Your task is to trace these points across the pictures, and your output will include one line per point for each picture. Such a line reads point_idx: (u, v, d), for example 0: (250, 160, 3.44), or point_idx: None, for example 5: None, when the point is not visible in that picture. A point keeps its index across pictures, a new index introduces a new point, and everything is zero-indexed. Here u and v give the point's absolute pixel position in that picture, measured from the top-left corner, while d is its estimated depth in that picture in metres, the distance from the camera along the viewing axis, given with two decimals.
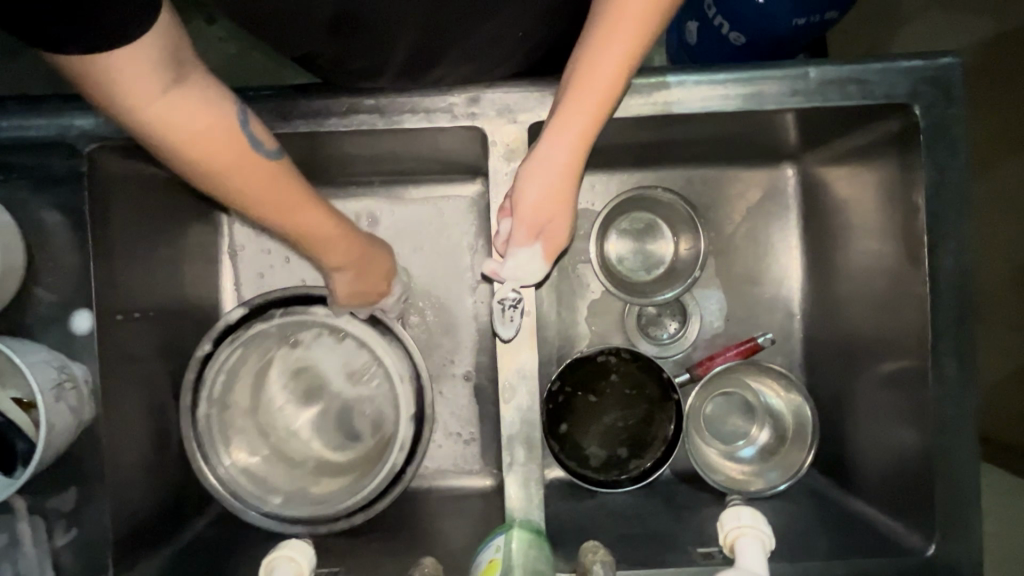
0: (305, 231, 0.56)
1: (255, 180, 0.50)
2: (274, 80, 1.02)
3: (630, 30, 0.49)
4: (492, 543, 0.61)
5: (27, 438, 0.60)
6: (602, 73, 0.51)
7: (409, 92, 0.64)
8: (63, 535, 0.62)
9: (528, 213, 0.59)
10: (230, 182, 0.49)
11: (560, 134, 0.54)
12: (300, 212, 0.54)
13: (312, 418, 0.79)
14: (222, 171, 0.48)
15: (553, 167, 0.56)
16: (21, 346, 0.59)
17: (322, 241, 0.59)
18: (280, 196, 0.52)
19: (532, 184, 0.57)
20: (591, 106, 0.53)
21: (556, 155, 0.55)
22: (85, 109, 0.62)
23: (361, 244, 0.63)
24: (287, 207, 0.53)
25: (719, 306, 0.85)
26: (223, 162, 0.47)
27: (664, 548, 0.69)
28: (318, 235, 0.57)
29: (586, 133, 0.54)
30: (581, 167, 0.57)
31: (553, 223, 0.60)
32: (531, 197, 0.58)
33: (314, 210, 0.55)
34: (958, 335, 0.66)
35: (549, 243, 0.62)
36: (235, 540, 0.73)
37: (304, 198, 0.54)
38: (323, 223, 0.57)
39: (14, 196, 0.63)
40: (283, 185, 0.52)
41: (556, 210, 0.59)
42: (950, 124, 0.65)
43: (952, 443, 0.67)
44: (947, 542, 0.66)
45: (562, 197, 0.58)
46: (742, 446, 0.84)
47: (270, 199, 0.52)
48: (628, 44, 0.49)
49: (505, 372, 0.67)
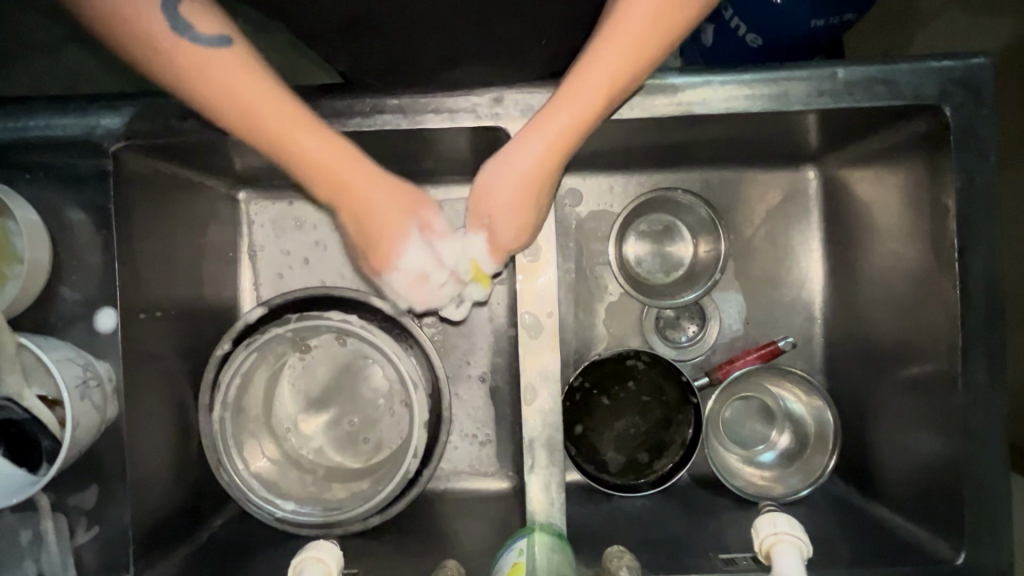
0: (273, 134, 0.52)
1: (220, 72, 0.49)
2: (287, 80, 1.02)
3: (623, 53, 0.52)
4: (514, 546, 0.61)
5: (52, 436, 0.60)
6: (590, 90, 0.53)
7: (431, 92, 0.64)
8: (86, 532, 0.63)
9: (480, 202, 0.59)
10: (195, 79, 0.49)
11: (531, 137, 0.56)
12: (268, 111, 0.51)
13: (326, 420, 0.78)
14: (190, 67, 0.48)
15: (515, 169, 0.57)
16: (48, 343, 0.61)
17: (308, 160, 0.54)
18: (247, 92, 0.50)
19: (492, 177, 0.58)
20: (570, 118, 0.55)
21: (522, 157, 0.56)
22: (110, 110, 0.62)
23: (365, 171, 0.56)
24: (255, 105, 0.50)
25: (739, 309, 0.84)
26: (188, 52, 0.48)
27: (686, 552, 0.68)
28: (298, 146, 0.53)
29: (558, 145, 0.56)
30: (546, 180, 0.58)
31: (498, 221, 0.60)
32: (487, 190, 0.59)
33: (288, 111, 0.52)
34: (988, 339, 0.65)
35: (493, 242, 0.62)
36: (253, 539, 0.73)
37: (275, 96, 0.51)
38: (300, 130, 0.53)
39: (42, 196, 0.65)
40: (250, 79, 0.50)
41: (509, 212, 0.59)
42: (979, 125, 0.64)
43: (979, 449, 0.66)
44: (976, 550, 0.64)
45: (521, 205, 0.59)
46: (762, 451, 0.83)
47: (236, 96, 0.50)
48: (617, 66, 0.52)
49: (528, 374, 0.67)
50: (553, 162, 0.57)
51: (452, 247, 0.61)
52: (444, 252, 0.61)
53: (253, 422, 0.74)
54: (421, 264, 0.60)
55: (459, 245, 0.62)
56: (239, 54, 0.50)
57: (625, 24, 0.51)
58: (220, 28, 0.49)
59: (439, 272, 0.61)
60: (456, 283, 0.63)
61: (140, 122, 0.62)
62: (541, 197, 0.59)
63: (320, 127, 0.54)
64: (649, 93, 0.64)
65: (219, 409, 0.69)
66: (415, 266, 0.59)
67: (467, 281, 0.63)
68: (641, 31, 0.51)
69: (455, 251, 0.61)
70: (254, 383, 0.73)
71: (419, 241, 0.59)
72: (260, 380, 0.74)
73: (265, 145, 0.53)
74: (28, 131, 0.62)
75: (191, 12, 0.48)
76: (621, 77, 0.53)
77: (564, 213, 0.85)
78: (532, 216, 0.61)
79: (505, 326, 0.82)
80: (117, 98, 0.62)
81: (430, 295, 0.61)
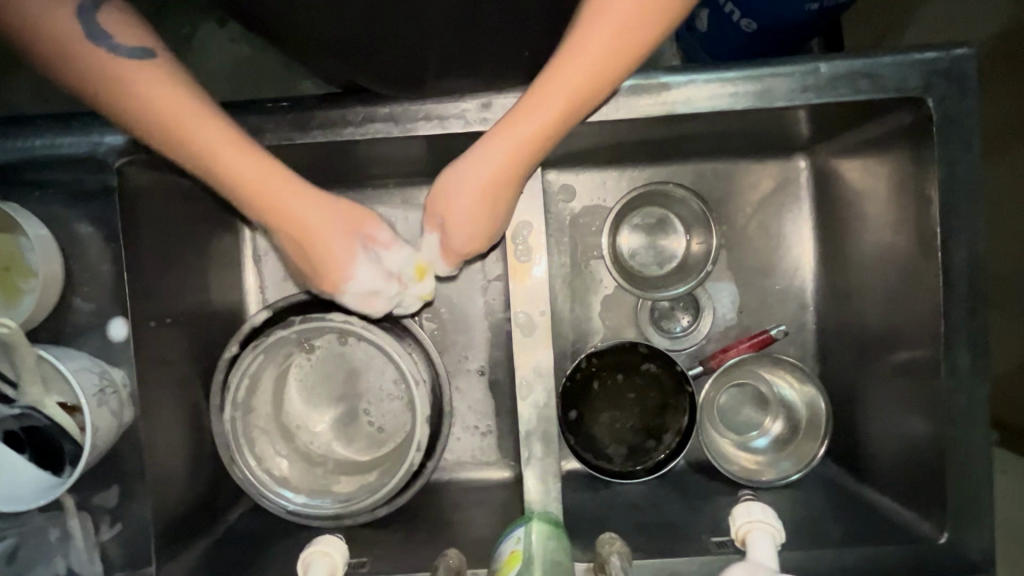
0: (204, 151, 0.54)
1: (150, 92, 0.51)
2: (285, 82, 1.03)
3: (585, 69, 0.53)
4: (512, 534, 0.64)
5: (74, 440, 0.64)
6: (551, 101, 0.55)
7: (421, 99, 0.66)
8: (109, 529, 0.67)
9: (436, 205, 0.62)
10: (126, 98, 0.51)
11: (494, 143, 0.58)
12: (192, 122, 0.53)
13: (333, 417, 0.81)
14: (123, 85, 0.51)
15: (474, 174, 0.59)
16: (64, 353, 0.64)
17: (234, 173, 0.56)
18: (171, 106, 0.52)
19: (453, 181, 0.60)
20: (532, 125, 0.56)
21: (482, 162, 0.58)
22: (113, 127, 0.64)
23: (291, 181, 0.58)
24: (177, 116, 0.52)
25: (733, 298, 0.86)
26: (112, 69, 0.50)
27: (679, 537, 0.70)
28: (225, 159, 0.55)
29: (515, 154, 0.58)
30: (505, 185, 0.60)
31: (458, 225, 0.62)
32: (447, 194, 0.60)
33: (213, 123, 0.54)
34: (970, 328, 0.67)
35: (448, 247, 0.64)
36: (266, 531, 0.76)
37: (199, 107, 0.53)
38: (228, 148, 0.55)
39: (52, 211, 0.68)
40: (173, 90, 0.52)
41: (464, 218, 0.61)
42: (962, 117, 0.64)
43: (962, 434, 0.68)
44: (958, 530, 0.67)
45: (478, 212, 0.61)
46: (756, 436, 0.85)
47: (163, 115, 0.52)
48: (579, 79, 0.54)
49: (523, 369, 0.69)
50: (511, 171, 0.59)
51: (404, 253, 0.64)
52: (396, 255, 0.64)
53: (263, 420, 0.77)
54: (367, 275, 0.62)
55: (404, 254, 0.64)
56: (159, 68, 0.52)
57: (589, 41, 0.52)
58: (136, 42, 0.52)
59: (389, 286, 0.63)
60: (407, 291, 0.65)
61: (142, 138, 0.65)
62: (498, 204, 0.61)
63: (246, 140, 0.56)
64: (634, 94, 0.65)
65: (229, 409, 0.72)
66: (366, 283, 0.62)
67: (415, 287, 0.66)
68: (605, 47, 0.52)
69: (406, 259, 0.64)
70: (261, 383, 0.76)
71: (366, 258, 0.62)
72: (267, 380, 0.77)
73: (195, 159, 0.55)
74: (34, 150, 0.64)
75: (111, 25, 0.51)
76: (582, 91, 0.54)
77: (559, 209, 0.86)
78: (489, 222, 0.62)
79: (503, 321, 0.84)
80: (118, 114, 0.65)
81: (382, 308, 0.64)
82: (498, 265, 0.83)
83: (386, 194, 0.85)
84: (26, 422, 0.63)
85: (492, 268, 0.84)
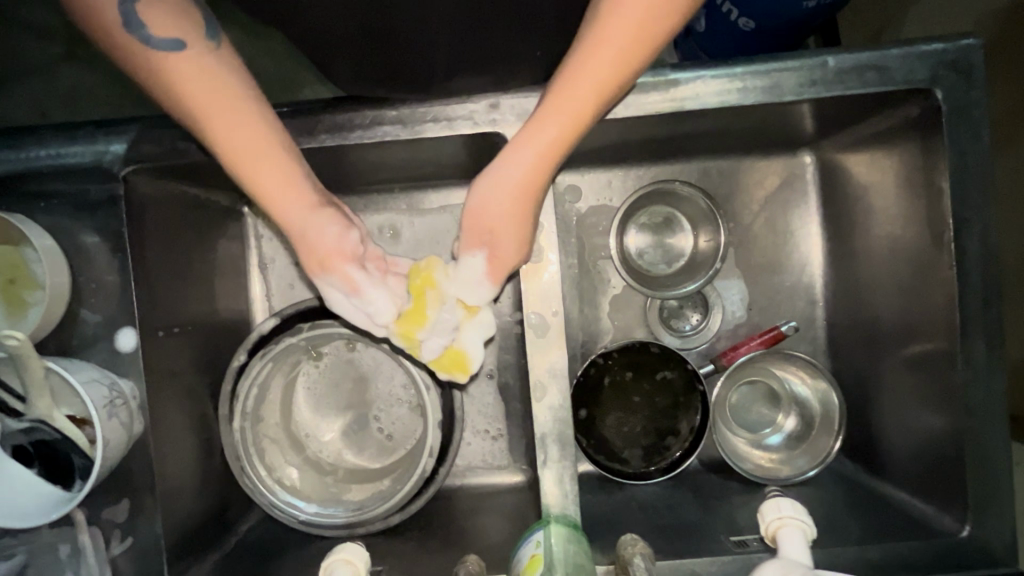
0: (219, 136, 0.52)
1: (185, 72, 0.50)
2: (285, 89, 1.03)
3: (611, 56, 0.51)
4: (531, 538, 0.63)
5: (84, 454, 0.63)
6: (580, 95, 0.53)
7: (429, 101, 0.66)
8: (120, 543, 0.66)
9: (475, 220, 0.59)
10: (161, 75, 0.50)
11: (523, 144, 0.56)
12: (216, 117, 0.51)
13: (342, 424, 0.80)
14: (156, 64, 0.49)
15: (508, 179, 0.57)
16: (72, 365, 0.63)
17: (247, 167, 0.54)
18: (199, 93, 0.51)
19: (484, 192, 0.58)
20: (559, 125, 0.54)
21: (512, 167, 0.56)
22: (117, 135, 0.64)
23: (304, 189, 0.56)
24: (204, 107, 0.51)
25: (741, 296, 0.86)
26: (152, 56, 0.49)
27: (698, 538, 0.69)
28: (242, 156, 0.54)
29: (548, 154, 0.56)
30: (537, 189, 0.58)
31: (496, 235, 0.59)
32: (481, 204, 0.58)
33: (244, 123, 0.52)
34: (985, 318, 0.66)
35: (494, 262, 0.61)
36: (278, 542, 0.75)
37: (229, 99, 0.52)
38: (248, 132, 0.53)
39: (59, 222, 0.67)
40: (207, 80, 0.51)
41: (504, 227, 0.59)
42: (971, 107, 0.64)
43: (980, 425, 0.67)
44: (981, 524, 0.66)
45: (516, 218, 0.59)
46: (769, 434, 0.84)
47: (189, 95, 0.51)
48: (604, 71, 0.51)
49: (537, 371, 0.68)
50: (544, 173, 0.57)
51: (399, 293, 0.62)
52: (393, 291, 0.62)
53: (272, 429, 0.76)
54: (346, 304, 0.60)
55: (388, 296, 0.61)
56: (195, 55, 0.50)
57: (613, 28, 0.50)
58: (176, 32, 0.50)
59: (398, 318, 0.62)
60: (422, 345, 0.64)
61: (147, 146, 0.65)
62: (535, 205, 0.59)
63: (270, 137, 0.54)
64: (641, 92, 0.65)
65: (238, 419, 0.71)
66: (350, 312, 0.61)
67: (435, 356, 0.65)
68: (627, 37, 0.50)
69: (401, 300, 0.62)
70: (270, 391, 0.75)
71: (341, 291, 0.60)
72: (276, 388, 0.76)
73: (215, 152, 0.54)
74: (39, 162, 0.64)
75: (151, 14, 0.49)
76: (611, 81, 0.52)
77: (565, 210, 0.86)
78: (529, 224, 0.60)
79: (511, 324, 0.83)
80: (121, 123, 0.65)
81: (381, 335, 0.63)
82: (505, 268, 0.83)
83: (391, 199, 0.84)
84: (35, 436, 0.62)
85: None
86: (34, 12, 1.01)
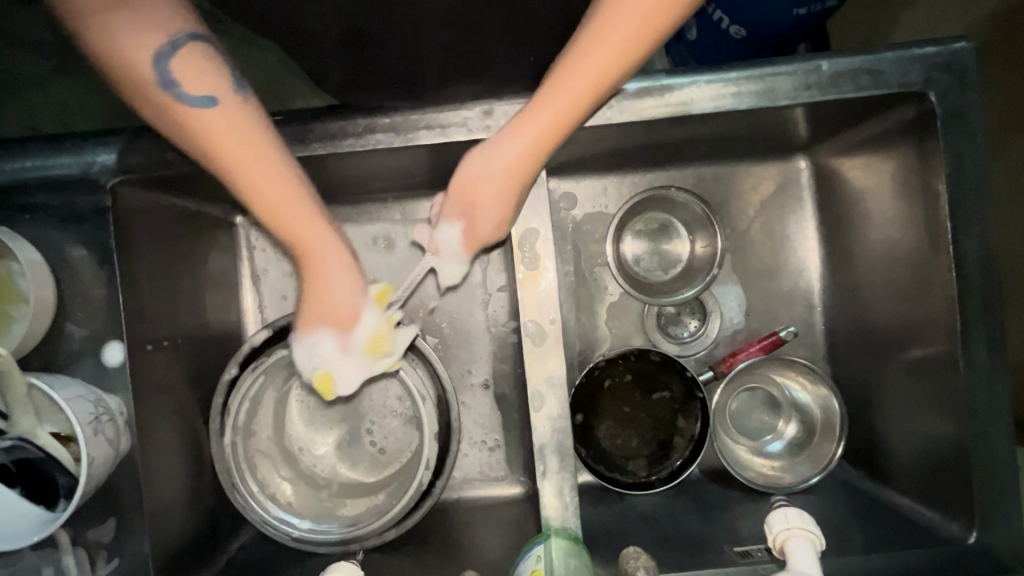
0: (249, 187, 0.53)
1: (216, 127, 0.50)
2: (277, 99, 1.02)
3: (613, 50, 0.51)
4: (531, 552, 0.62)
5: (68, 473, 0.61)
6: (575, 87, 0.53)
7: (420, 108, 0.63)
8: (106, 564, 0.64)
9: (460, 195, 0.59)
10: (191, 128, 0.50)
11: (520, 129, 0.56)
12: (249, 169, 0.52)
13: (335, 437, 0.77)
14: (185, 118, 0.50)
15: (498, 160, 0.57)
16: (57, 381, 0.61)
17: (281, 217, 0.55)
18: (229, 146, 0.51)
19: (472, 171, 0.58)
20: (552, 117, 0.54)
21: (503, 152, 0.56)
22: (104, 146, 0.63)
23: (331, 239, 0.57)
24: (234, 164, 0.52)
25: (739, 301, 0.85)
26: (187, 116, 0.50)
27: (701, 549, 0.68)
28: (270, 203, 0.54)
29: (538, 144, 0.56)
30: (527, 176, 0.58)
31: (478, 213, 0.60)
32: (469, 180, 0.58)
33: (273, 176, 0.53)
34: (986, 321, 0.66)
35: (471, 234, 0.62)
36: (270, 560, 0.73)
37: (258, 152, 0.52)
38: (280, 186, 0.54)
39: (47, 235, 0.66)
40: (240, 134, 0.51)
41: (487, 206, 0.59)
42: (966, 109, 0.64)
43: (984, 430, 0.67)
44: (986, 530, 0.65)
45: (500, 199, 0.59)
46: (770, 441, 0.83)
47: (218, 147, 0.51)
48: (600, 70, 0.52)
49: (535, 381, 0.67)
50: (529, 163, 0.57)
51: (353, 368, 0.62)
52: (346, 361, 0.62)
53: (265, 443, 0.74)
54: (320, 351, 0.61)
55: (352, 367, 0.62)
56: (229, 110, 0.51)
57: (615, 22, 0.49)
58: (208, 88, 0.51)
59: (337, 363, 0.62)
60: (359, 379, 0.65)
61: (136, 156, 0.64)
62: (521, 189, 0.59)
63: (299, 188, 0.55)
64: (636, 97, 0.65)
65: (231, 434, 0.70)
66: (302, 354, 0.62)
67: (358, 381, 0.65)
68: (629, 33, 0.50)
69: (345, 375, 0.62)
70: (263, 405, 0.73)
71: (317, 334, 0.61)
72: (269, 402, 0.74)
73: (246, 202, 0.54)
74: (23, 172, 0.63)
75: (182, 71, 0.50)
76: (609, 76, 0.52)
77: (561, 217, 0.85)
78: (513, 207, 0.61)
79: (507, 333, 0.82)
80: (110, 134, 0.64)
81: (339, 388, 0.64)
82: (500, 277, 0.82)
83: (385, 209, 0.83)
84: (17, 455, 0.60)
85: (493, 280, 0.82)
86: (23, 25, 1.00)
